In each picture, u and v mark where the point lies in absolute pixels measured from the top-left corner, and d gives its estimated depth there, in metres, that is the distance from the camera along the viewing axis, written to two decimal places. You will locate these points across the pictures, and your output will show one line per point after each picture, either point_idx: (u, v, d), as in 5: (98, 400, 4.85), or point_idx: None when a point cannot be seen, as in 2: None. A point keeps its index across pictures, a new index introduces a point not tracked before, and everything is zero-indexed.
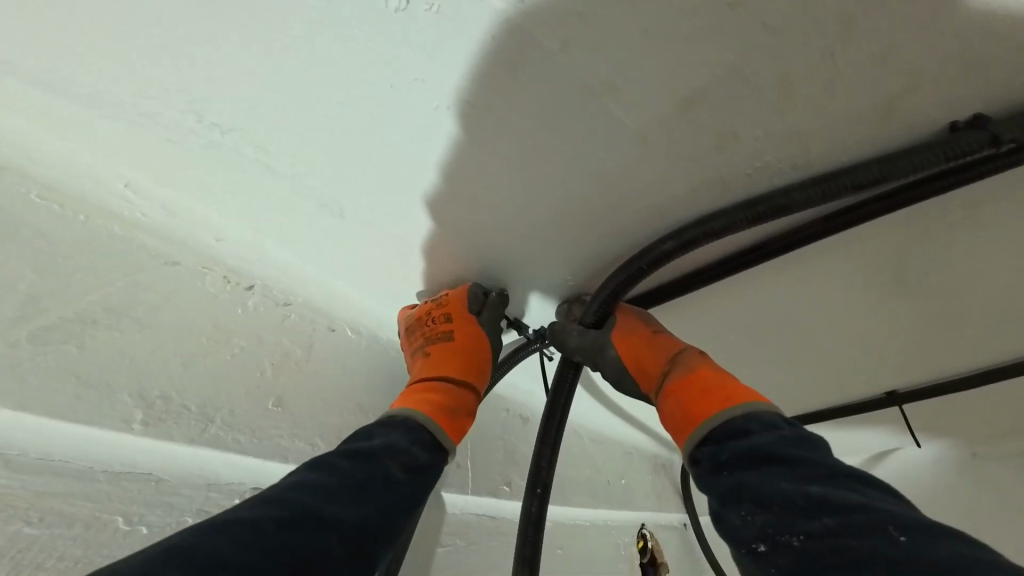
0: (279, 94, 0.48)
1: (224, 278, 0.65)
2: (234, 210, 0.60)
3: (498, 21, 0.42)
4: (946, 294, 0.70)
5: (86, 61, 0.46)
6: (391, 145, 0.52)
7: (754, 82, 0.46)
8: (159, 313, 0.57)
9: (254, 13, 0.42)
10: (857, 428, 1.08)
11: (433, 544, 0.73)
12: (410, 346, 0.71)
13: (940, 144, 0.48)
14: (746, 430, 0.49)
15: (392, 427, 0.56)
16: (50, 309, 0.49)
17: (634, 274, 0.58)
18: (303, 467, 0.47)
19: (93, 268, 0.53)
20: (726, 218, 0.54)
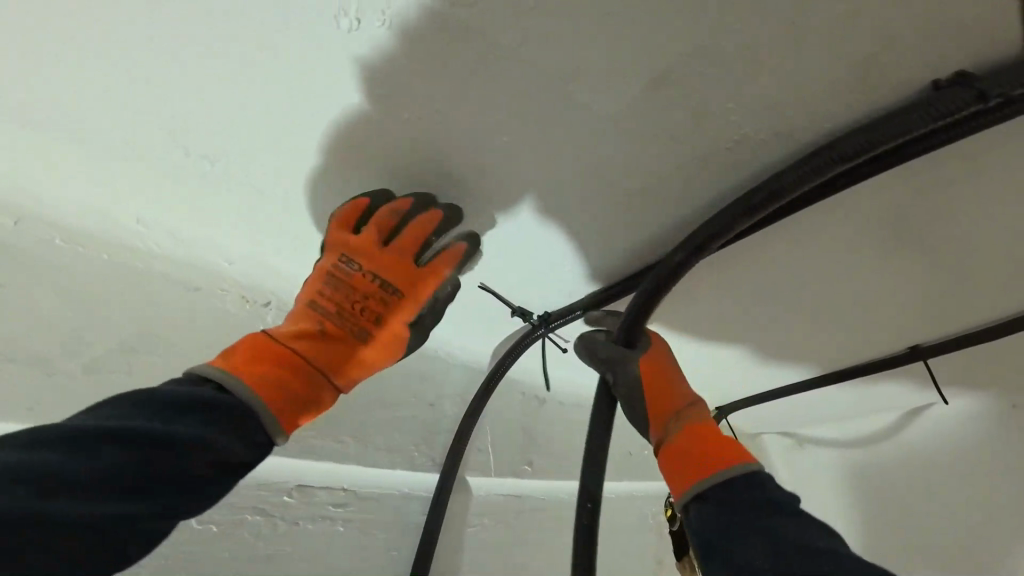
0: (253, 121, 0.52)
1: (241, 297, 0.70)
2: (235, 231, 0.65)
3: (449, 28, 0.44)
4: (964, 245, 0.66)
5: (79, 111, 0.50)
6: (367, 155, 0.56)
7: (721, 55, 0.45)
8: (185, 334, 0.62)
9: (220, 48, 0.45)
10: (885, 384, 1.05)
11: (462, 525, 0.79)
12: (316, 293, 0.61)
13: (930, 103, 0.45)
14: (761, 481, 0.55)
15: (215, 412, 0.47)
16: (96, 343, 0.55)
17: (651, 290, 0.58)
18: (45, 446, 0.38)
19: (121, 302, 0.59)
20: (722, 217, 0.54)
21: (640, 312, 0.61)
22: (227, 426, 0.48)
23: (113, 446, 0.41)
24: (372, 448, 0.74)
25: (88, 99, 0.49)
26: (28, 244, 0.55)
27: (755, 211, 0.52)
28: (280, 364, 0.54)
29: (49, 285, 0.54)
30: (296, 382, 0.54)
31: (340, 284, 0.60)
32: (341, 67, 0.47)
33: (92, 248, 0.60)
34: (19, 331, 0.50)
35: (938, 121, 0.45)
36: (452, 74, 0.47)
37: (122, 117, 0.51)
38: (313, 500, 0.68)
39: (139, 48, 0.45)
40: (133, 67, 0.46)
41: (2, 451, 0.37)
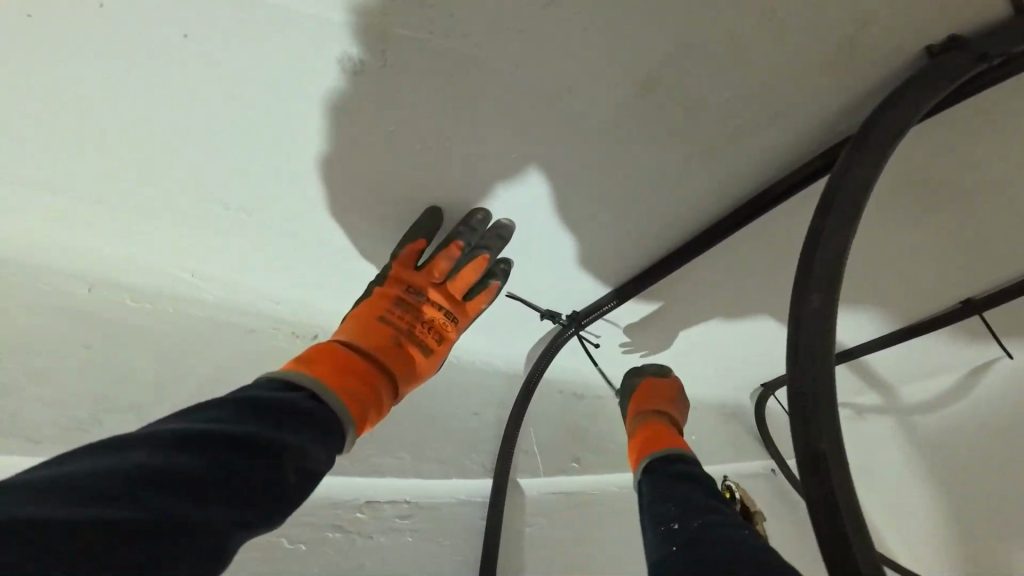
0: (262, 145, 0.57)
1: (292, 333, 0.78)
2: (263, 263, 0.72)
3: (444, 68, 0.50)
4: (987, 188, 0.65)
5: (81, 115, 0.54)
6: (381, 176, 0.61)
7: (697, 51, 0.48)
8: (249, 372, 0.71)
9: (219, 60, 0.49)
10: (943, 339, 0.99)
11: (519, 526, 0.81)
12: (377, 308, 0.67)
13: (931, 74, 0.46)
14: (687, 469, 0.65)
15: (309, 412, 0.51)
16: (176, 388, 0.65)
17: (802, 353, 0.45)
18: (152, 444, 0.40)
19: (195, 351, 0.69)
20: (821, 237, 0.46)
21: (821, 405, 0.43)
22: (313, 429, 0.50)
23: (198, 455, 0.41)
24: (426, 459, 0.78)
25: (120, 138, 0.56)
26: (104, 309, 0.67)
27: (834, 207, 0.46)
28: (355, 372, 0.59)
29: (131, 339, 0.66)
30: (367, 389, 0.59)
31: (402, 304, 0.68)
32: (349, 93, 0.52)
33: (160, 307, 0.71)
34: (120, 383, 0.62)
35: (954, 86, 0.45)
36: (460, 99, 0.53)
37: (139, 130, 0.56)
38: (381, 515, 0.73)
39: (135, 45, 0.48)
40: (131, 66, 0.50)
41: (124, 447, 0.39)
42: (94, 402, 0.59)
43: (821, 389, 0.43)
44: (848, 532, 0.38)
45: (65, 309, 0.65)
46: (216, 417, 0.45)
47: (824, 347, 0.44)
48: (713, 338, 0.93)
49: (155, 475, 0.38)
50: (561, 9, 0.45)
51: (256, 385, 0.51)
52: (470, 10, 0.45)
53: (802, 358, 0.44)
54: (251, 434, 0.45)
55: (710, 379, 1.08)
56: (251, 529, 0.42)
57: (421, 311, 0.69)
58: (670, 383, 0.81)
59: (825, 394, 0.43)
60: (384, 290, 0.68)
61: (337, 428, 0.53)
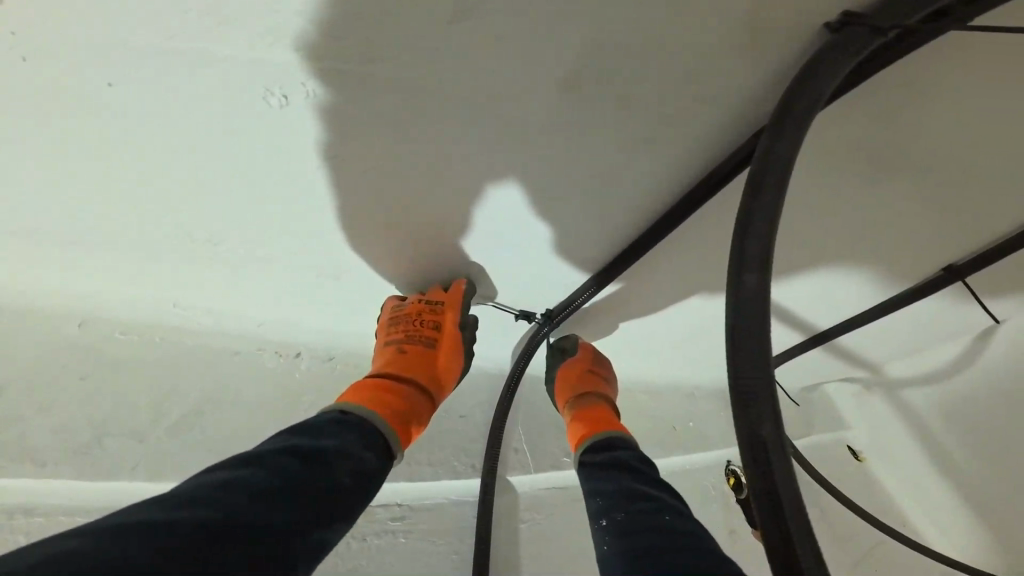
0: (258, 146, 0.56)
1: (277, 352, 0.81)
2: (243, 285, 0.74)
3: (371, 87, 0.51)
4: (952, 152, 0.62)
5: (74, 114, 0.53)
6: (335, 195, 0.63)
7: (614, 46, 0.49)
8: (240, 390, 0.75)
9: (209, 67, 0.49)
10: (946, 307, 0.94)
11: (512, 523, 0.82)
12: (385, 337, 0.75)
13: (834, 47, 0.46)
14: (623, 454, 0.66)
15: (347, 428, 0.57)
16: (170, 412, 0.70)
17: (739, 341, 0.45)
18: (246, 463, 0.47)
19: (185, 376, 0.74)
20: (752, 216, 0.47)
21: (759, 389, 0.43)
22: (362, 438, 0.57)
23: (282, 470, 0.48)
24: (417, 464, 0.81)
25: (92, 186, 0.60)
26: (101, 343, 0.73)
27: (762, 189, 0.46)
28: (374, 389, 0.65)
29: (126, 370, 0.72)
30: (389, 396, 0.65)
31: (395, 323, 0.74)
32: (285, 122, 0.54)
33: (147, 337, 0.76)
34: (120, 412, 0.68)
35: (856, 57, 0.45)
36: (393, 114, 0.54)
37: (107, 176, 0.59)
38: (376, 519, 0.76)
39: (132, 46, 0.47)
40: (127, 70, 0.49)
41: (225, 468, 0.46)
42: (96, 429, 0.66)
43: (758, 376, 0.44)
44: (785, 522, 0.39)
45: (59, 348, 0.71)
46: (286, 437, 0.52)
47: (761, 336, 0.45)
48: (694, 320, 0.92)
49: (252, 489, 0.45)
50: (470, 24, 0.46)
51: (321, 414, 0.59)
52: (384, 29, 0.46)
53: (739, 346, 0.45)
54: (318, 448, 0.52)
55: (704, 364, 1.06)
56: (334, 531, 0.49)
57: (410, 317, 0.73)
58: (588, 356, 0.83)
59: (764, 380, 0.44)
60: (383, 325, 0.76)
61: (378, 437, 0.59)
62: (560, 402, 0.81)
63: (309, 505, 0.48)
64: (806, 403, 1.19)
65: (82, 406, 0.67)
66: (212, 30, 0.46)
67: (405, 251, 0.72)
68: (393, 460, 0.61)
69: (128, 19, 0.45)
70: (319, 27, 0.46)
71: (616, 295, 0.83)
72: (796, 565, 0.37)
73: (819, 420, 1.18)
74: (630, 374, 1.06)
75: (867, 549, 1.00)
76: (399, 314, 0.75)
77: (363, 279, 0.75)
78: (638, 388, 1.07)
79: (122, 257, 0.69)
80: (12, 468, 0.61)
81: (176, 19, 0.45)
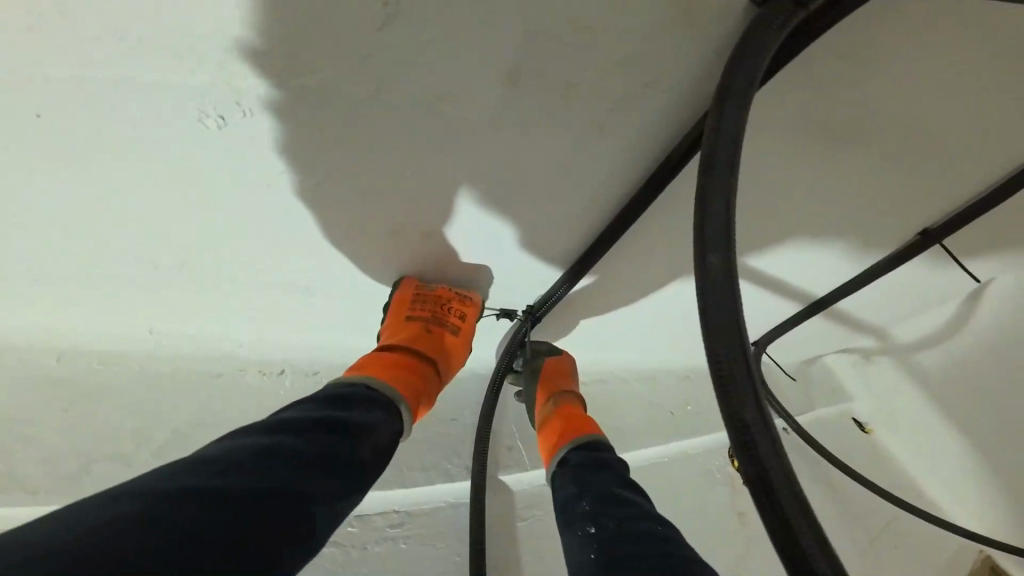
0: (207, 169, 0.57)
1: (259, 371, 0.80)
2: (217, 306, 0.74)
3: (313, 98, 0.50)
4: (912, 114, 0.61)
5: (20, 153, 0.53)
6: (295, 210, 0.62)
7: (551, 37, 0.48)
8: (227, 409, 0.75)
9: (143, 99, 0.49)
10: (934, 269, 0.93)
11: (510, 521, 0.82)
12: (407, 311, 0.74)
13: (762, 23, 0.45)
14: (604, 461, 0.69)
15: (373, 405, 0.60)
16: (157, 437, 0.71)
17: (713, 325, 0.44)
18: (268, 432, 0.49)
19: (170, 399, 0.74)
20: (707, 194, 0.46)
21: (738, 372, 0.42)
22: (383, 414, 0.61)
23: (299, 440, 0.50)
24: (409, 469, 0.81)
25: (53, 219, 0.60)
26: (83, 375, 0.73)
27: (712, 169, 0.46)
28: (402, 369, 0.68)
29: (111, 399, 0.72)
30: (416, 379, 0.68)
31: (422, 301, 0.74)
32: (232, 140, 0.54)
33: (126, 366, 0.75)
34: (106, 441, 0.69)
35: (783, 32, 0.45)
36: (340, 122, 0.53)
37: (64, 207, 0.59)
38: (373, 526, 0.76)
39: (60, 82, 0.47)
40: (64, 107, 0.49)
41: (251, 435, 0.49)
42: (83, 457, 0.67)
43: (735, 358, 0.42)
44: (783, 509, 0.37)
45: (40, 384, 0.71)
46: (305, 409, 0.54)
47: (732, 318, 0.44)
48: (677, 303, 0.91)
49: (271, 458, 0.46)
50: (398, 29, 0.46)
51: (334, 386, 0.61)
52: (316, 38, 0.46)
53: (714, 330, 0.44)
54: (335, 421, 0.54)
55: (696, 346, 1.05)
56: (350, 500, 0.52)
57: (439, 301, 0.75)
58: (571, 362, 0.85)
59: (741, 362, 0.42)
60: (403, 299, 0.75)
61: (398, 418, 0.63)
62: (539, 399, 0.80)
63: (328, 475, 0.49)
64: (804, 376, 1.19)
65: (69, 438, 0.68)
66: (144, 55, 0.46)
67: (374, 259, 0.72)
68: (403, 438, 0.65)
69: (58, 52, 0.45)
70: (248, 41, 0.45)
71: (593, 284, 0.83)
72: (798, 546, 0.36)
73: (818, 392, 1.17)
74: (623, 361, 1.05)
75: (868, 518, 1.00)
76: (426, 294, 0.75)
77: (339, 289, 0.75)
78: (632, 375, 1.06)
79: (93, 289, 0.70)
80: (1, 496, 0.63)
81: (105, 47, 0.45)
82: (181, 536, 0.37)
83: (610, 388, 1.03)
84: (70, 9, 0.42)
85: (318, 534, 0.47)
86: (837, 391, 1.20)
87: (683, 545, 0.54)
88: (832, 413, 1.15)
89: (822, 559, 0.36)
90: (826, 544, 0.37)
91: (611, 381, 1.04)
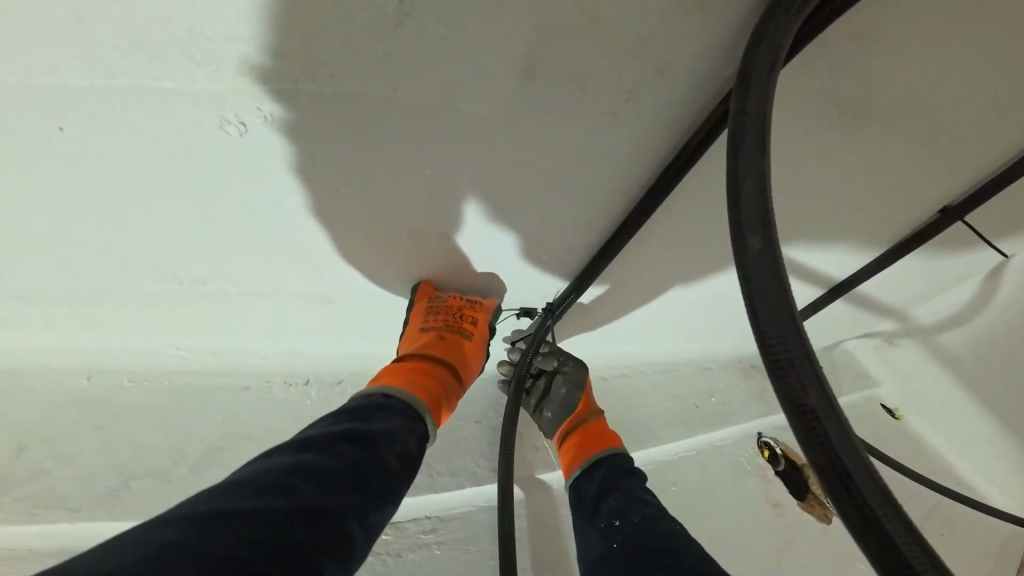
0: (227, 179, 0.57)
1: (285, 383, 0.80)
2: (239, 318, 0.75)
3: (330, 102, 0.51)
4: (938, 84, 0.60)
5: (50, 174, 0.55)
6: (314, 216, 0.63)
7: (563, 28, 0.48)
8: (255, 423, 0.75)
9: (166, 112, 0.50)
10: (960, 243, 0.90)
11: (542, 523, 0.81)
12: (422, 322, 0.74)
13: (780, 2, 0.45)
14: (631, 470, 0.70)
15: (392, 410, 0.61)
16: (190, 451, 0.71)
17: (760, 309, 0.43)
18: (296, 450, 0.50)
19: (200, 414, 0.75)
20: (739, 174, 0.46)
21: (794, 353, 0.41)
22: (404, 421, 0.61)
23: (328, 454, 0.50)
24: (437, 474, 0.80)
25: (83, 238, 0.62)
26: (115, 393, 0.74)
27: (740, 150, 0.46)
28: (420, 377, 0.67)
29: (142, 416, 0.73)
30: (433, 385, 0.68)
31: (435, 311, 0.74)
32: (250, 149, 0.54)
33: (157, 383, 0.76)
34: (141, 457, 0.69)
35: (804, 9, 0.44)
36: (357, 126, 0.54)
37: (65, 213, 0.59)
38: (406, 533, 0.75)
39: (86, 100, 0.48)
40: (90, 125, 0.50)
41: (281, 452, 0.49)
42: (121, 474, 0.68)
43: (788, 338, 0.41)
44: (860, 493, 0.36)
45: (76, 404, 0.72)
46: (324, 424, 0.55)
47: (780, 300, 0.42)
48: (696, 293, 0.90)
49: (305, 473, 0.47)
50: (413, 27, 0.46)
51: (355, 400, 0.61)
52: (332, 44, 0.46)
53: (762, 315, 0.43)
54: (360, 433, 0.55)
55: (717, 335, 1.03)
56: (384, 509, 0.52)
57: (451, 310, 0.75)
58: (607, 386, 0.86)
59: (796, 339, 0.41)
60: (417, 309, 0.75)
61: (421, 424, 0.63)
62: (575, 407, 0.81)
63: (358, 487, 0.50)
64: (829, 363, 1.16)
65: (104, 456, 0.69)
66: (163, 69, 0.47)
67: (392, 263, 0.72)
68: (430, 443, 0.65)
69: (80, 67, 0.46)
70: (264, 49, 0.46)
71: (609, 278, 0.82)
72: (886, 535, 0.35)
73: (846, 378, 1.14)
74: (642, 356, 1.04)
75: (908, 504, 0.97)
76: (438, 303, 0.75)
77: (357, 296, 0.75)
78: (653, 369, 1.04)
79: (119, 306, 0.71)
80: (46, 515, 0.63)
81: (129, 63, 0.46)
82: (235, 554, 0.37)
83: (632, 384, 1.02)
84: (90, 25, 0.43)
85: (356, 547, 0.46)
86: (863, 376, 1.16)
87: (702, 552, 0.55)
88: (860, 398, 1.12)
89: (921, 556, 0.34)
90: (911, 526, 0.36)
91: (633, 377, 1.03)
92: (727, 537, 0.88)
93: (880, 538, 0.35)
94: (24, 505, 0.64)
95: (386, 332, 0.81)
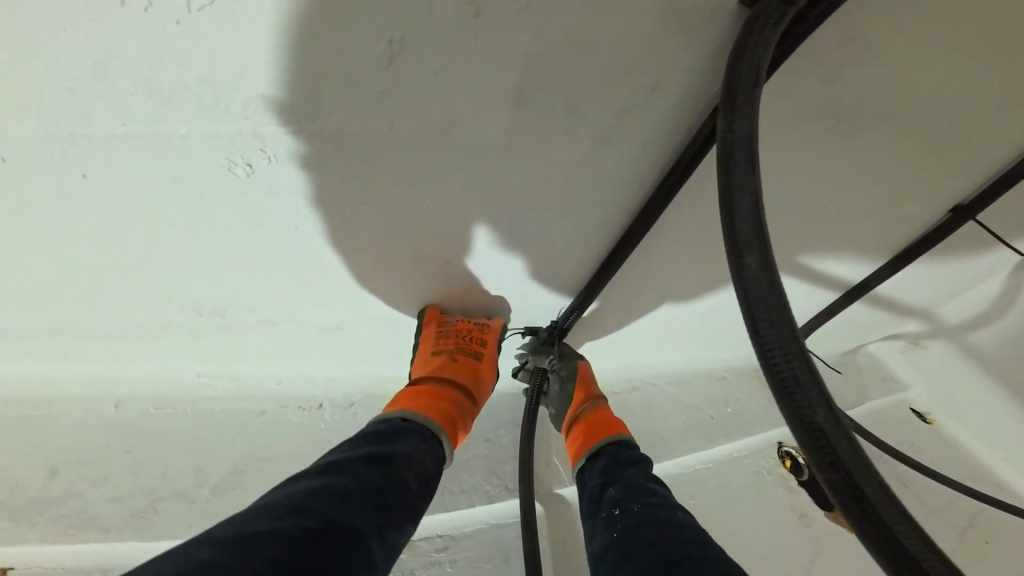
0: (237, 214, 0.60)
1: (299, 406, 0.83)
2: (252, 344, 0.77)
3: (330, 138, 0.54)
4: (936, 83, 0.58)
5: (79, 216, 0.59)
6: (319, 244, 0.65)
7: (548, 59, 0.50)
8: (273, 444, 0.78)
9: (180, 155, 0.54)
10: (982, 237, 0.87)
11: (558, 541, 0.80)
12: (433, 345, 0.75)
13: (757, 21, 0.46)
14: (636, 458, 0.69)
15: (410, 433, 0.62)
16: (211, 473, 0.74)
17: (761, 327, 0.43)
18: (322, 474, 0.51)
19: (220, 437, 0.77)
20: (733, 191, 0.46)
21: (799, 370, 0.40)
22: (419, 443, 0.62)
23: (351, 477, 0.52)
24: (449, 492, 0.81)
25: (107, 273, 0.66)
26: (139, 420, 0.78)
27: (732, 167, 0.46)
28: (436, 399, 0.68)
29: (164, 441, 0.76)
30: (449, 407, 0.69)
31: (444, 335, 0.76)
32: (259, 185, 0.57)
33: (178, 408, 0.80)
34: (165, 479, 0.72)
35: (780, 26, 0.45)
36: (356, 158, 0.56)
37: (65, 224, 0.59)
38: (421, 552, 0.76)
39: (110, 147, 0.52)
40: (114, 171, 0.54)
41: (307, 476, 0.51)
42: (147, 496, 0.71)
43: (791, 354, 0.41)
44: (874, 508, 0.35)
45: (102, 431, 0.76)
46: (344, 448, 0.57)
47: (781, 315, 0.42)
48: (703, 301, 0.89)
49: (330, 495, 0.48)
50: (403, 64, 0.49)
51: (371, 421, 0.63)
52: (329, 85, 0.49)
53: (763, 331, 0.43)
54: (380, 456, 0.56)
55: (728, 342, 1.01)
56: (406, 533, 0.52)
57: (460, 333, 0.76)
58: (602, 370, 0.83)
59: (800, 356, 0.41)
60: (427, 334, 0.76)
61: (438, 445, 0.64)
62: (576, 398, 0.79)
63: (381, 511, 0.51)
64: (851, 367, 1.11)
65: (130, 479, 0.72)
66: (178, 117, 0.50)
67: (399, 287, 0.74)
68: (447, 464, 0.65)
69: (102, 106, 0.49)
70: (268, 94, 0.49)
71: (614, 291, 0.82)
72: (905, 552, 0.34)
73: (870, 383, 1.10)
74: (653, 367, 1.03)
75: (946, 513, 0.92)
76: (447, 326, 0.76)
77: (364, 319, 0.77)
78: (665, 380, 1.03)
79: (142, 336, 0.74)
80: (81, 535, 0.67)
81: (147, 113, 0.50)
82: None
83: (644, 394, 1.01)
84: (110, 69, 0.46)
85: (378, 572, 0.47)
86: (890, 379, 1.11)
87: (709, 542, 0.53)
88: (887, 402, 1.08)
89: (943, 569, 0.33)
90: (929, 539, 0.34)
91: (644, 388, 1.02)
92: (751, 552, 0.85)
93: (899, 554, 0.34)
94: (58, 527, 0.67)
95: (394, 353, 0.83)
